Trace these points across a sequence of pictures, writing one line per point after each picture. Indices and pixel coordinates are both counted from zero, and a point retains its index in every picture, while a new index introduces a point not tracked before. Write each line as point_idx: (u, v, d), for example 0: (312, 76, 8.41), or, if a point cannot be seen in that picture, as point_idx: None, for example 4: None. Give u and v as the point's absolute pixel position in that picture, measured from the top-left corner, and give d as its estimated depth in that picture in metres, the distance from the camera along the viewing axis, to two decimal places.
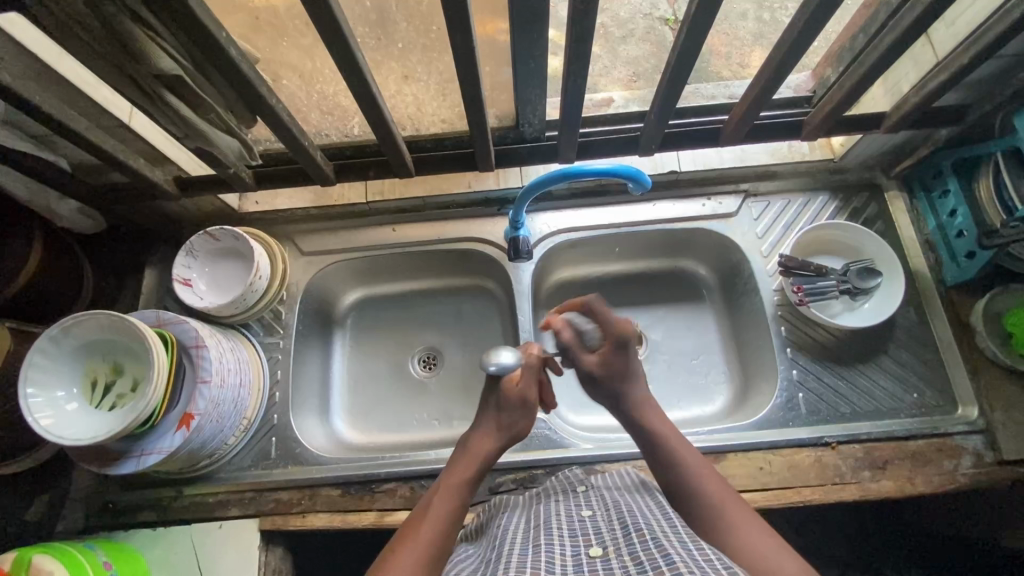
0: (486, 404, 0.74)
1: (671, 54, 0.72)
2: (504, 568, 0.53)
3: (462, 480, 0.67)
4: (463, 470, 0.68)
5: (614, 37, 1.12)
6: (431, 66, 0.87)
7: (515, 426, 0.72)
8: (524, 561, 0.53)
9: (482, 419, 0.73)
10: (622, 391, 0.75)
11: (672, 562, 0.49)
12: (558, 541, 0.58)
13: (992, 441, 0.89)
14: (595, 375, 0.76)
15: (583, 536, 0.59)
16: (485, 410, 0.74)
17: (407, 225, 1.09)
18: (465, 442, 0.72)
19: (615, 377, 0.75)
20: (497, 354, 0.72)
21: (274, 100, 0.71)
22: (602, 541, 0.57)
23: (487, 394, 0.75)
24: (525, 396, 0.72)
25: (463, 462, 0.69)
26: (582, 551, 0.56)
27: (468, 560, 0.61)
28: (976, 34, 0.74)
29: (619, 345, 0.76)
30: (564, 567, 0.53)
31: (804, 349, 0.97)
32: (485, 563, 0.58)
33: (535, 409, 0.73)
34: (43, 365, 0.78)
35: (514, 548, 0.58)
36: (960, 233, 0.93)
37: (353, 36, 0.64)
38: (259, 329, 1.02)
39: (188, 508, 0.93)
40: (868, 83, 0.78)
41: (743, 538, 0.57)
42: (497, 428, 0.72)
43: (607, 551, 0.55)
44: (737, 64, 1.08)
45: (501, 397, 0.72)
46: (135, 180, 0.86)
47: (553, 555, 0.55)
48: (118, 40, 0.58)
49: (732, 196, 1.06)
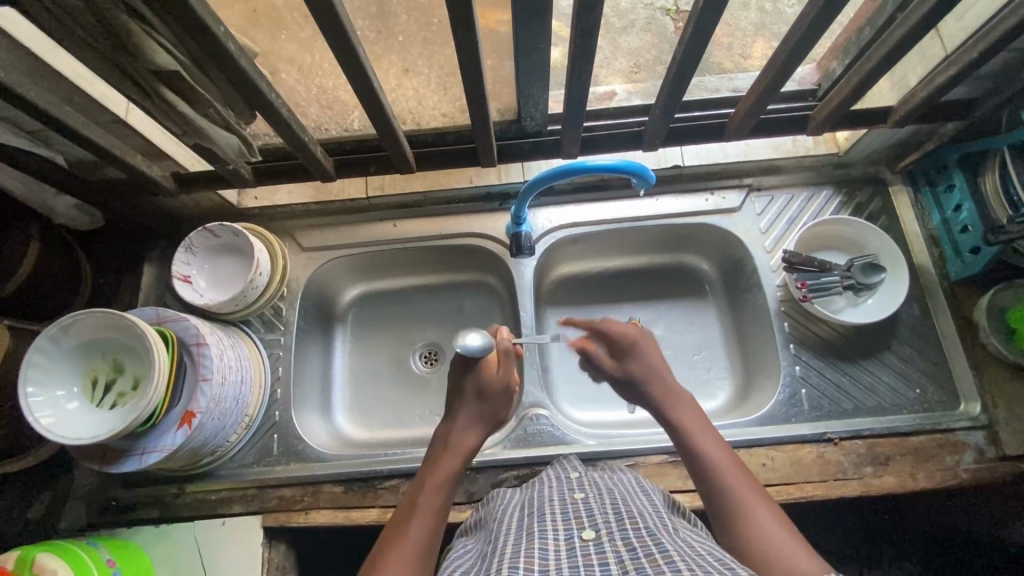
0: (464, 395, 0.76)
1: (678, 49, 0.71)
2: (499, 559, 0.53)
3: (446, 477, 0.69)
4: (450, 465, 0.70)
5: (614, 28, 1.11)
6: (432, 59, 0.90)
7: (497, 413, 0.76)
8: (518, 551, 0.53)
9: (461, 411, 0.75)
10: (642, 385, 0.76)
11: (665, 550, 0.50)
12: (551, 526, 0.58)
13: (995, 437, 0.89)
14: (617, 375, 0.79)
15: (576, 519, 0.59)
16: (463, 406, 0.75)
17: (407, 220, 1.08)
18: (445, 435, 0.74)
19: (631, 375, 0.77)
20: (463, 338, 0.78)
21: (273, 94, 0.70)
22: (594, 523, 0.57)
23: (465, 385, 0.77)
24: (506, 379, 0.77)
25: (448, 457, 0.71)
26: (575, 534, 0.56)
27: (464, 554, 0.62)
28: (987, 27, 0.72)
29: (625, 351, 0.80)
30: (558, 554, 0.53)
31: (807, 345, 0.96)
32: (481, 557, 0.58)
33: (511, 395, 0.78)
34: (42, 363, 0.77)
35: (508, 539, 0.58)
36: (965, 229, 0.93)
37: (353, 32, 0.63)
38: (259, 325, 1.01)
39: (190, 504, 0.93)
40: (875, 78, 0.77)
41: (766, 534, 0.57)
42: (476, 423, 0.75)
43: (599, 534, 0.55)
44: (739, 55, 1.07)
45: (481, 380, 0.77)
46: (131, 177, 0.85)
47: (546, 541, 0.55)
48: (114, 36, 0.57)
49: (735, 190, 1.05)
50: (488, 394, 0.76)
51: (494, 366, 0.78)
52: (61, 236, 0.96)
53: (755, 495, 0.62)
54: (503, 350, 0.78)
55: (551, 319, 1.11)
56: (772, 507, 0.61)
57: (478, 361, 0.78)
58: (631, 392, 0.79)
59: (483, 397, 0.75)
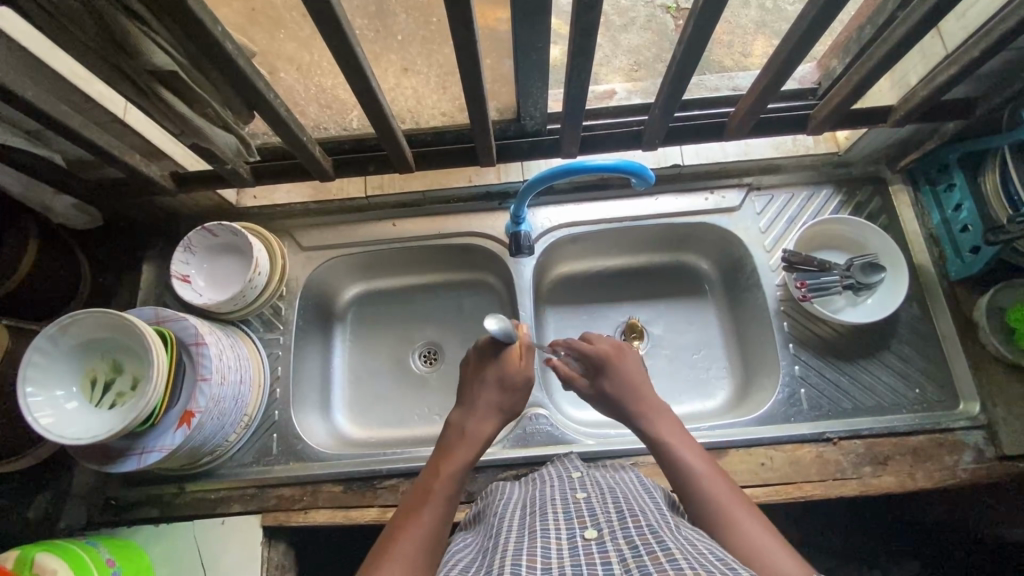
0: (486, 383, 0.79)
1: (678, 48, 0.71)
2: (501, 556, 0.53)
3: (461, 464, 0.70)
4: (466, 453, 0.71)
5: (614, 25, 1.11)
6: (431, 59, 0.91)
7: (514, 405, 0.80)
8: (520, 548, 0.54)
9: (480, 401, 0.78)
10: (618, 400, 0.79)
11: (667, 548, 0.50)
12: (553, 525, 0.58)
13: (994, 437, 0.89)
14: (595, 394, 0.83)
15: (578, 518, 0.59)
16: (483, 395, 0.78)
17: (406, 219, 1.08)
18: (462, 425, 0.76)
19: (606, 392, 0.81)
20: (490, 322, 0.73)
21: (271, 94, 0.70)
22: (596, 522, 0.57)
23: (489, 373, 0.80)
24: (527, 370, 0.81)
25: (463, 446, 0.72)
26: (576, 533, 0.56)
27: (465, 549, 0.62)
28: (988, 26, 0.72)
29: (599, 370, 0.83)
30: (560, 552, 0.53)
31: (806, 344, 0.96)
32: (482, 553, 0.58)
33: (529, 388, 0.81)
34: (41, 363, 0.77)
35: (510, 536, 0.58)
36: (965, 228, 0.93)
37: (352, 32, 0.62)
38: (258, 324, 1.01)
39: (190, 504, 0.94)
40: (876, 77, 0.77)
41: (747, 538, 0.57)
42: (493, 414, 0.77)
43: (601, 534, 0.55)
44: (739, 53, 1.06)
45: (506, 369, 0.80)
46: (130, 176, 0.85)
47: (548, 540, 0.55)
48: (111, 36, 0.57)
49: (735, 190, 1.05)
50: (509, 383, 0.79)
51: (518, 357, 0.81)
52: (60, 235, 0.96)
53: (734, 499, 0.62)
54: (524, 343, 0.83)
55: (550, 318, 1.11)
56: (752, 510, 0.61)
57: (504, 351, 0.81)
58: (608, 404, 0.81)
59: (508, 386, 0.78)
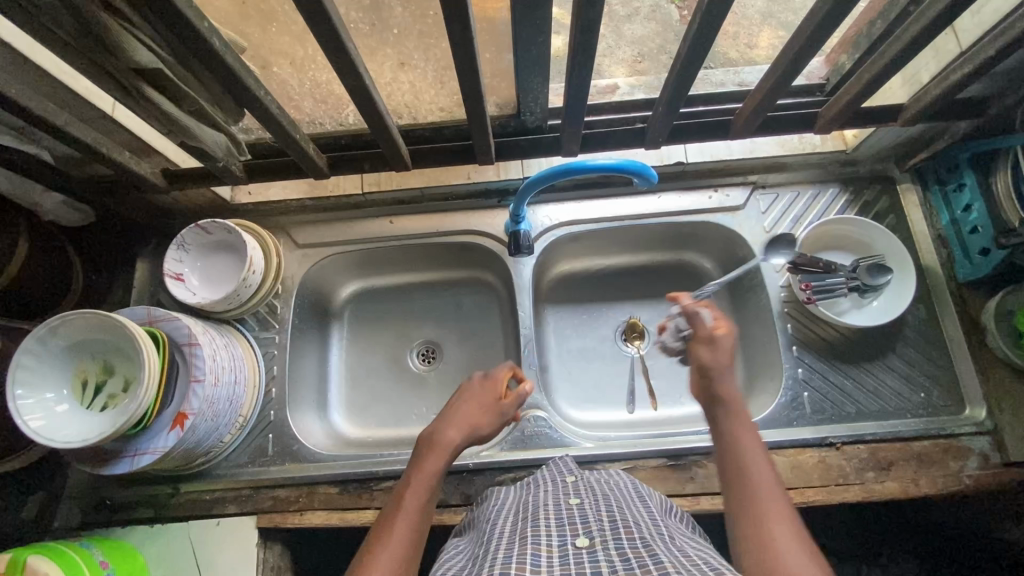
0: (465, 402, 0.79)
1: (683, 44, 0.69)
2: (490, 564, 0.52)
3: (431, 474, 0.69)
4: (436, 462, 0.70)
5: (617, 16, 1.07)
6: (428, 53, 0.87)
7: (481, 432, 0.77)
8: (509, 556, 0.52)
9: (454, 416, 0.76)
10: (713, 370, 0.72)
11: (660, 561, 0.49)
12: (545, 532, 0.57)
13: (1000, 442, 0.87)
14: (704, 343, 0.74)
15: (570, 526, 0.58)
16: (459, 409, 0.77)
17: (403, 217, 1.06)
18: (433, 433, 0.74)
19: (714, 352, 0.73)
20: None
21: (261, 90, 0.67)
22: (589, 531, 0.56)
23: (469, 394, 0.80)
24: (507, 412, 0.81)
25: (433, 454, 0.71)
26: (568, 541, 0.55)
27: (455, 556, 0.61)
28: (1006, 22, 0.70)
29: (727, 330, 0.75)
30: (551, 560, 0.52)
31: (810, 347, 0.95)
32: (472, 560, 0.57)
33: (500, 426, 0.80)
34: (30, 365, 0.76)
35: (501, 543, 0.57)
36: (974, 229, 0.90)
37: (343, 27, 0.60)
38: (254, 323, 1.00)
39: (184, 505, 0.93)
40: (889, 75, 0.74)
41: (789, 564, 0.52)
42: (467, 431, 0.75)
43: (593, 542, 0.54)
44: (745, 45, 1.03)
45: (487, 399, 0.80)
46: (120, 173, 0.83)
47: (538, 547, 0.54)
48: (92, 32, 0.54)
49: (739, 188, 1.02)
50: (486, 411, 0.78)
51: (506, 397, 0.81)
52: (54, 234, 0.94)
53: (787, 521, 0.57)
54: (520, 391, 0.82)
55: (550, 318, 1.09)
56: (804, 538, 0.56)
57: (492, 377, 0.82)
58: (713, 349, 0.73)
59: (484, 414, 0.78)
